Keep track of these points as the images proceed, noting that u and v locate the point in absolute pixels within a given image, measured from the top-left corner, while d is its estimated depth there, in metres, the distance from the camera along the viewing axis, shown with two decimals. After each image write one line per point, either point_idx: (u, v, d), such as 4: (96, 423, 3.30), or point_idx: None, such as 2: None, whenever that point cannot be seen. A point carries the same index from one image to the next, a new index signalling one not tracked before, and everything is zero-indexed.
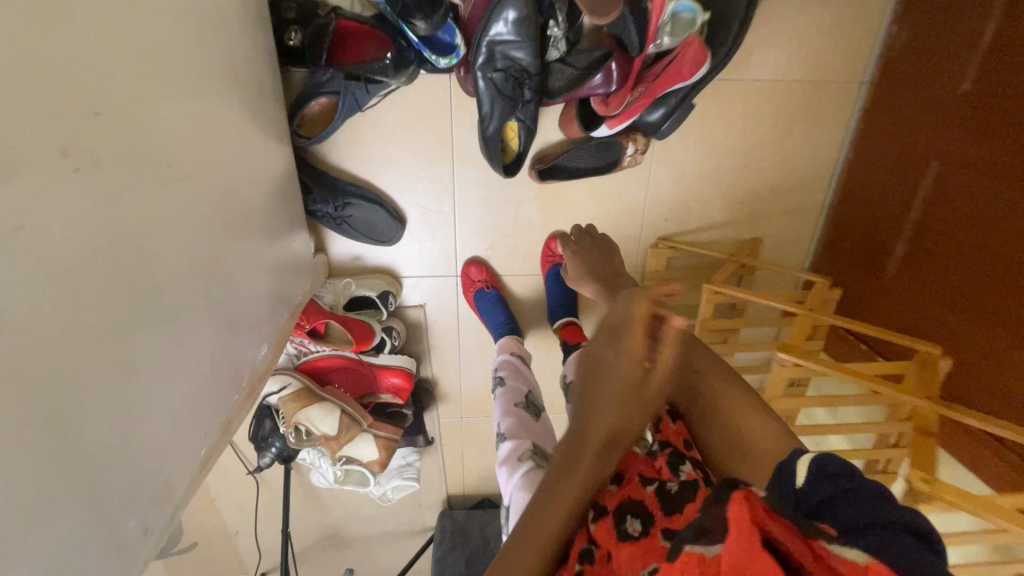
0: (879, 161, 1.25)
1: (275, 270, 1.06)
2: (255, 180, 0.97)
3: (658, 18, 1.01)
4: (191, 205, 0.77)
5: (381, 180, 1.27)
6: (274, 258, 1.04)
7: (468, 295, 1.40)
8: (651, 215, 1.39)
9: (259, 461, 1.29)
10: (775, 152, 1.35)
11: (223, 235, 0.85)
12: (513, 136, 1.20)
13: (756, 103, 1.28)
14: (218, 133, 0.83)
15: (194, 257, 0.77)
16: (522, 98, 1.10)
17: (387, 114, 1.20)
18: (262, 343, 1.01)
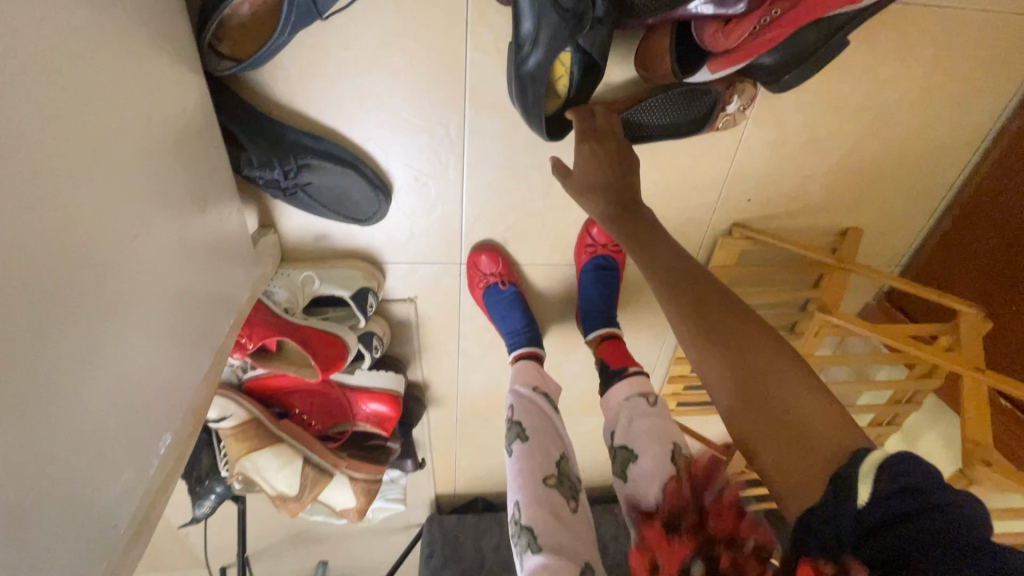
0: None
1: (208, 278, 0.68)
2: (153, 144, 0.56)
3: None
4: (27, 213, 0.38)
5: (356, 129, 0.85)
6: (196, 265, 0.65)
7: (474, 294, 1.05)
8: (730, 193, 1.02)
9: (194, 509, 0.96)
10: (913, 116, 0.97)
11: (92, 265, 0.46)
12: (562, 70, 0.77)
13: (911, 44, 0.88)
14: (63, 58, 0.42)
15: (41, 316, 0.40)
16: (591, 13, 0.67)
17: (367, 27, 0.76)
18: (174, 437, 0.59)
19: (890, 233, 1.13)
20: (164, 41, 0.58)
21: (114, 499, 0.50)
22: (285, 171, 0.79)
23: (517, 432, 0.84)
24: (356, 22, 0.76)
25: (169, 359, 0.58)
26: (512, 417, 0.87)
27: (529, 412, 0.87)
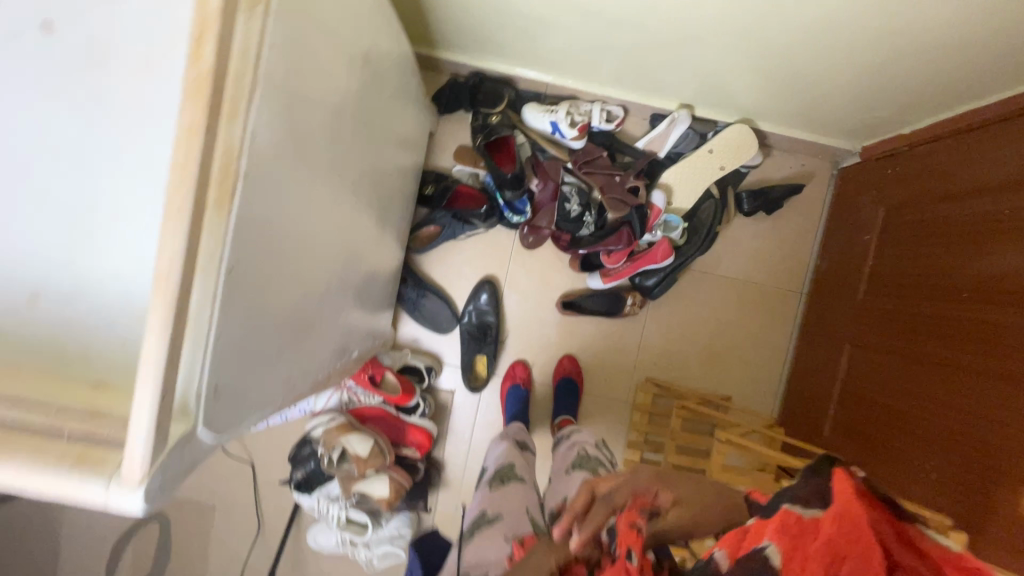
0: (808, 334, 1.73)
1: (369, 319, 1.53)
2: (387, 258, 1.52)
3: (654, 219, 1.64)
4: (365, 251, 1.33)
5: (451, 286, 1.80)
6: (374, 306, 1.52)
7: (504, 386, 1.77)
8: (642, 356, 1.80)
9: (291, 475, 1.58)
10: (738, 327, 1.80)
11: (364, 274, 1.35)
12: (483, 366, 1.77)
13: (726, 290, 1.80)
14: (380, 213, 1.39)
15: (355, 278, 1.29)
16: (487, 339, 1.76)
17: (468, 245, 1.79)
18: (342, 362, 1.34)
19: (751, 400, 1.80)
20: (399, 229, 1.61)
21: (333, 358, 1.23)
22: (416, 292, 1.76)
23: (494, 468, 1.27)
24: (466, 245, 1.79)
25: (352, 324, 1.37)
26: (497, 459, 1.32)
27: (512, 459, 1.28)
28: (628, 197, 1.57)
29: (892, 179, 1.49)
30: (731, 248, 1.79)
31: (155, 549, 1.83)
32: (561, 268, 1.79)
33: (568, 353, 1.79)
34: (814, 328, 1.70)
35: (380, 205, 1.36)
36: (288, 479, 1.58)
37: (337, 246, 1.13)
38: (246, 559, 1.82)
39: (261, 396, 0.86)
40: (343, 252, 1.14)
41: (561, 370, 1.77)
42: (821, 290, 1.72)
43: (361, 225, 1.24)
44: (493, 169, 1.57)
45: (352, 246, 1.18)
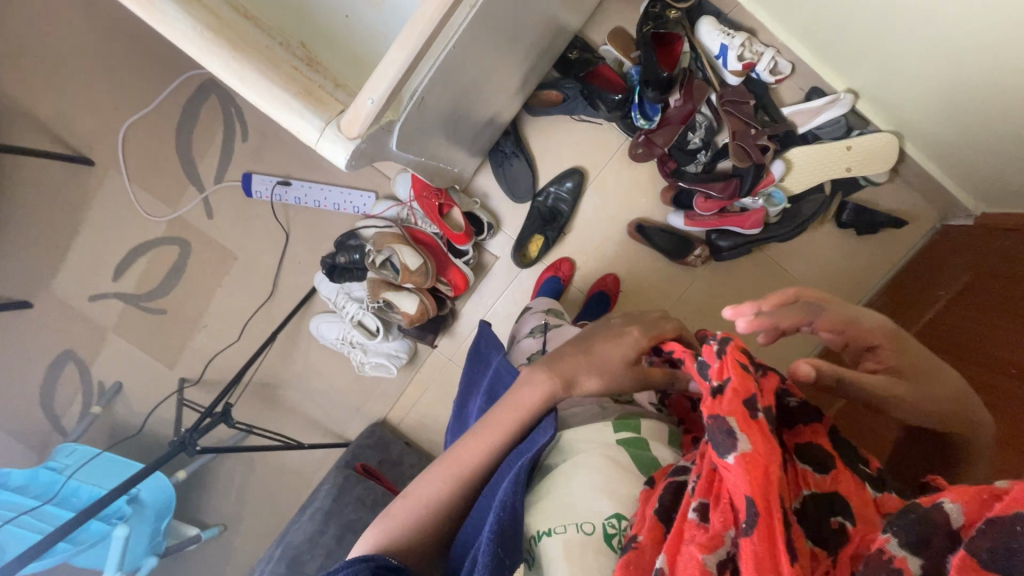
0: None
1: (469, 148, 1.52)
2: (509, 97, 1.49)
3: (763, 186, 1.63)
4: (507, 75, 1.30)
5: (541, 160, 1.78)
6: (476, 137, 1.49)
7: (544, 274, 1.78)
8: (678, 307, 1.85)
9: (333, 258, 1.65)
10: (773, 322, 1.85)
11: (493, 96, 1.30)
12: (534, 248, 1.76)
13: (781, 285, 1.83)
14: (537, 48, 1.36)
15: (487, 94, 1.26)
16: (552, 224, 1.76)
17: (575, 129, 1.76)
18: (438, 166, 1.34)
19: None
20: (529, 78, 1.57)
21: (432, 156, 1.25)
22: (510, 150, 1.73)
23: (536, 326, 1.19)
24: (575, 128, 1.76)
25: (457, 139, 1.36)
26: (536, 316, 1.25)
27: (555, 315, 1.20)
28: (756, 151, 1.56)
29: (989, 245, 1.50)
30: (807, 250, 1.81)
31: (167, 270, 1.88)
32: (648, 192, 1.78)
33: (615, 273, 1.81)
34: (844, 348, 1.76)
35: (540, 37, 1.30)
36: (328, 261, 1.65)
37: (503, 51, 1.10)
38: (245, 317, 1.89)
39: (410, 142, 0.96)
40: (502, 59, 1.12)
41: (603, 285, 1.79)
42: (866, 319, 1.76)
43: (525, 47, 1.21)
44: (649, 60, 1.51)
45: (509, 60, 1.15)
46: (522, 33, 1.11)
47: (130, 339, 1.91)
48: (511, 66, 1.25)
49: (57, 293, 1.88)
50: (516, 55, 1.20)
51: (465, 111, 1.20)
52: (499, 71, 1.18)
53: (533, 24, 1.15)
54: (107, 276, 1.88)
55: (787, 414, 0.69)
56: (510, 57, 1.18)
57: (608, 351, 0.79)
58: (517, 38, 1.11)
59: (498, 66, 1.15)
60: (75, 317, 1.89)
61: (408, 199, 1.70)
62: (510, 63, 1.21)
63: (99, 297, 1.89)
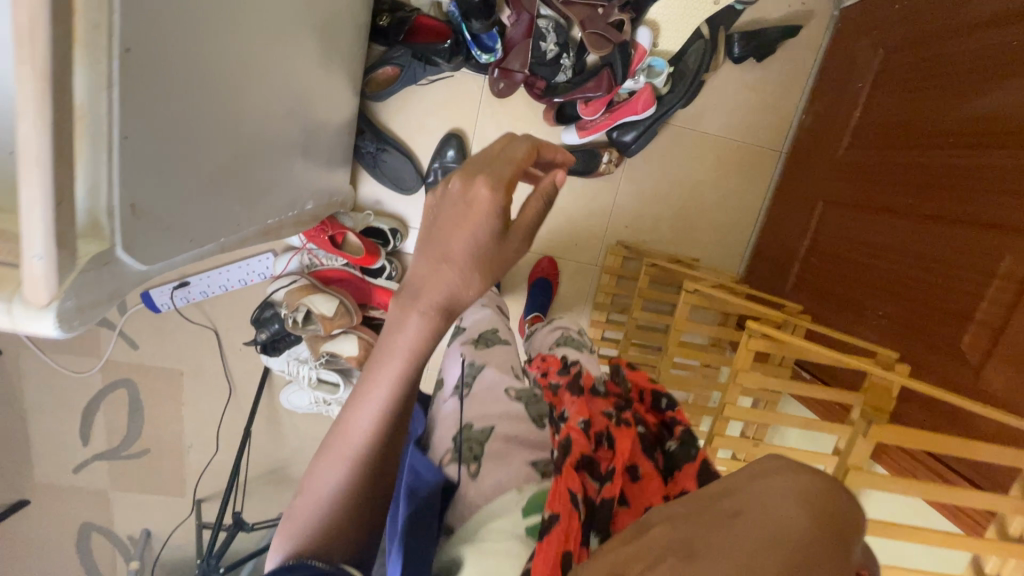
0: (790, 202, 1.64)
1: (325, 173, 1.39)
2: (336, 104, 1.34)
3: (638, 62, 1.48)
4: (313, 92, 1.15)
5: (413, 142, 1.64)
6: (326, 161, 1.36)
7: None
8: (614, 219, 1.75)
9: (255, 337, 1.52)
10: (714, 189, 1.75)
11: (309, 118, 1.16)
12: None
13: (705, 150, 1.71)
14: (332, 44, 1.20)
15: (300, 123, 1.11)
16: None
17: (430, 94, 1.60)
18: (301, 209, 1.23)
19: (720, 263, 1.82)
20: (351, 69, 1.40)
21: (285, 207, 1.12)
22: (375, 148, 1.57)
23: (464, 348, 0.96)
24: (430, 92, 1.60)
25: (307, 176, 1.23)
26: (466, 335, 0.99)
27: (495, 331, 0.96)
28: (612, 32, 1.39)
29: (892, 17, 1.35)
30: (715, 102, 1.67)
31: (125, 414, 1.83)
32: (533, 122, 1.65)
33: (547, 255, 1.76)
34: (797, 190, 1.62)
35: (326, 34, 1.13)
36: (252, 341, 1.52)
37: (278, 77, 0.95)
38: (220, 420, 1.86)
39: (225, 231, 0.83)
40: (288, 81, 0.99)
41: (540, 270, 1.75)
42: (809, 154, 1.60)
43: (307, 55, 1.05)
44: None
45: (292, 78, 1.00)
46: (294, 45, 0.98)
47: (131, 488, 1.91)
48: (312, 81, 1.11)
49: (40, 480, 1.87)
50: (306, 68, 1.06)
51: (288, 151, 1.08)
52: (296, 95, 1.04)
53: (303, 29, 1.00)
54: (75, 446, 1.85)
55: (668, 466, 0.64)
56: (302, 76, 1.05)
57: (453, 241, 0.55)
58: (291, 54, 0.97)
59: (292, 87, 1.01)
60: (70, 493, 1.89)
61: (304, 244, 1.59)
62: (305, 82, 1.07)
63: (80, 467, 1.87)
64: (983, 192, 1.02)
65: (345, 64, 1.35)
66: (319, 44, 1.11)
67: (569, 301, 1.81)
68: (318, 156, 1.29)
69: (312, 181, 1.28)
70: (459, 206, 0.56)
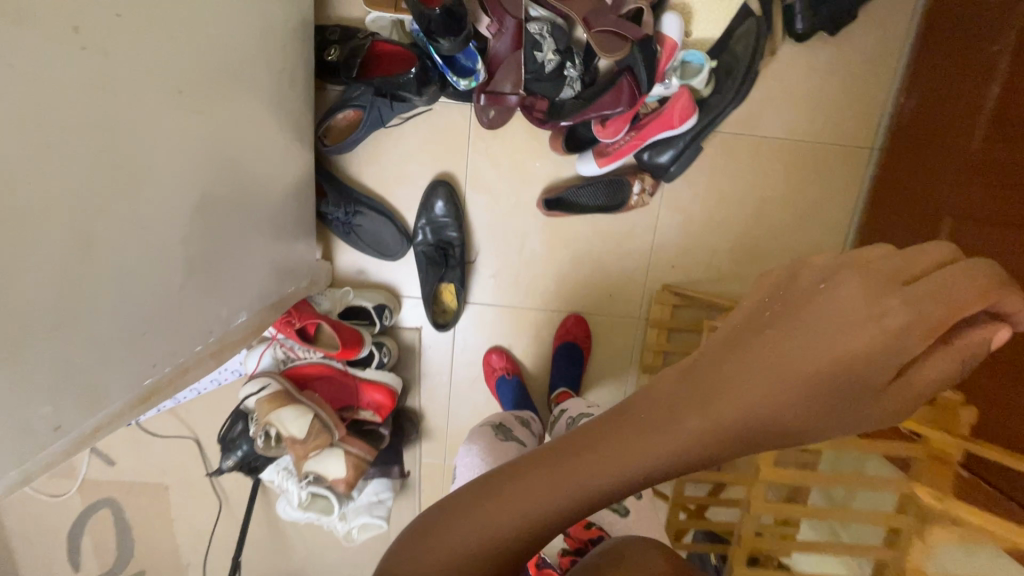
0: (929, 221, 1.11)
1: (279, 259, 1.09)
2: (277, 172, 1.03)
3: (667, 61, 1.10)
4: (226, 172, 0.83)
5: (393, 196, 1.32)
6: (274, 245, 1.05)
7: (488, 382, 1.40)
8: (657, 259, 1.37)
9: (222, 463, 1.25)
10: (785, 207, 1.34)
11: (224, 206, 0.85)
12: (450, 297, 1.36)
13: (768, 159, 1.31)
14: (252, 101, 0.89)
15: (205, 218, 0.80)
16: (448, 263, 1.33)
17: (407, 135, 1.28)
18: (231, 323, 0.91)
19: None
20: (296, 123, 1.10)
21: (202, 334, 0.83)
22: (345, 212, 1.27)
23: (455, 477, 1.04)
24: (406, 133, 1.27)
25: (240, 278, 0.93)
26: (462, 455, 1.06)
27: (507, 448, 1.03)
28: (627, 26, 1.03)
29: None
30: (777, 96, 1.26)
31: (113, 535, 1.61)
32: (538, 153, 1.29)
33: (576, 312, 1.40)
34: (936, 197, 1.09)
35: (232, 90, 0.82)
36: (219, 467, 1.26)
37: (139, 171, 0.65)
38: (215, 534, 1.61)
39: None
40: (163, 172, 0.68)
41: (567, 333, 1.40)
42: (947, 142, 1.08)
43: (203, 130, 0.75)
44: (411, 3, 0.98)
45: (171, 165, 0.69)
46: (164, 121, 0.67)
47: None
48: (219, 159, 0.81)
49: None
50: (201, 146, 0.75)
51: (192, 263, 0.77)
52: (186, 188, 0.73)
53: (179, 95, 0.69)
54: None
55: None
56: (195, 159, 0.74)
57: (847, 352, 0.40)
58: (158, 134, 0.66)
59: (176, 180, 0.71)
60: None
61: (274, 334, 1.29)
62: (203, 164, 0.77)
63: None
64: (942, 196, 1.07)
65: (286, 120, 1.05)
66: (224, 108, 0.80)
67: (610, 367, 1.43)
68: (255, 245, 0.98)
69: (248, 280, 0.97)
70: (831, 290, 0.41)
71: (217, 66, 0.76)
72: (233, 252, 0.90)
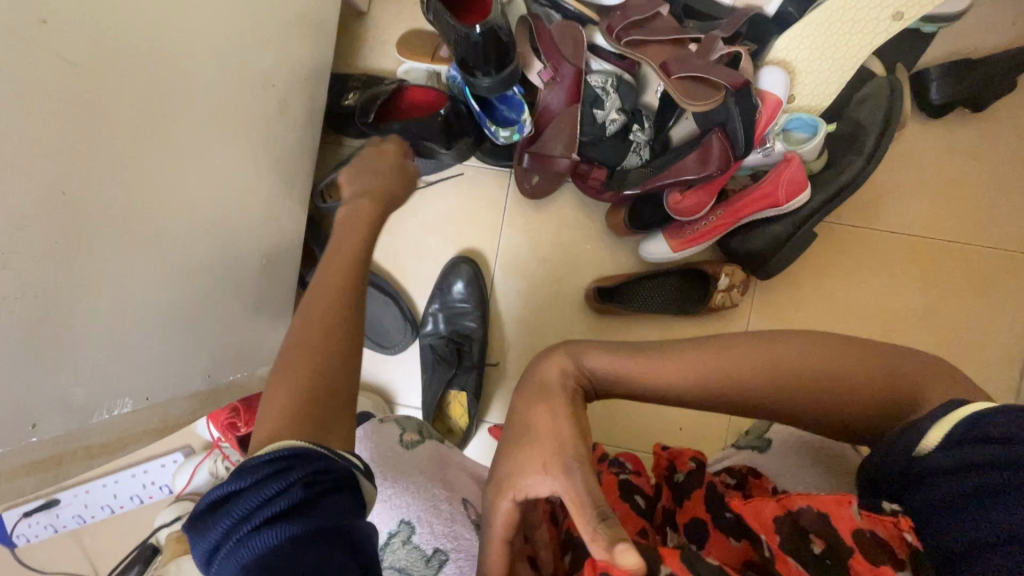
0: None
1: (237, 341, 0.79)
2: (255, 221, 0.78)
3: (767, 120, 0.86)
4: (168, 195, 0.56)
5: (405, 274, 1.05)
6: (229, 315, 0.76)
7: None
8: None
9: None
10: (922, 325, 0.98)
11: (160, 241, 0.57)
12: (459, 413, 1.01)
13: (895, 260, 0.99)
14: (237, 118, 0.66)
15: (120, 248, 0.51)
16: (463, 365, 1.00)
17: (430, 201, 1.04)
18: (131, 416, 0.58)
19: None
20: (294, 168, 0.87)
21: (6, 438, 0.45)
22: None
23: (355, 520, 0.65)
24: (429, 199, 1.04)
25: (149, 351, 0.59)
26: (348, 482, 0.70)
27: (412, 449, 0.69)
28: (720, 70, 0.81)
29: None
30: (903, 183, 0.98)
31: None
32: (591, 233, 1.02)
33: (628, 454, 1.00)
34: None
35: (200, 90, 0.58)
36: None
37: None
38: None
39: None
40: (31, 165, 0.41)
41: None
42: None
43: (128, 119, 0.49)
44: (448, 26, 0.79)
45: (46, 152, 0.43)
46: (51, 85, 0.42)
47: None
48: (159, 177, 0.54)
49: None
50: (128, 147, 0.50)
51: (67, 302, 0.47)
52: (80, 200, 0.46)
53: (92, 57, 0.45)
54: None
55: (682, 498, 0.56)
56: (107, 160, 0.48)
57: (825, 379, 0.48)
58: (29, 101, 0.41)
59: (50, 182, 0.43)
60: None
61: (217, 440, 0.95)
62: (129, 175, 0.50)
63: None
64: None
65: (282, 160, 0.81)
66: (182, 108, 0.56)
67: None
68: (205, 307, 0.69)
69: (182, 352, 0.66)
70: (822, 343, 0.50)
71: (182, 49, 0.54)
72: (163, 319, 0.60)
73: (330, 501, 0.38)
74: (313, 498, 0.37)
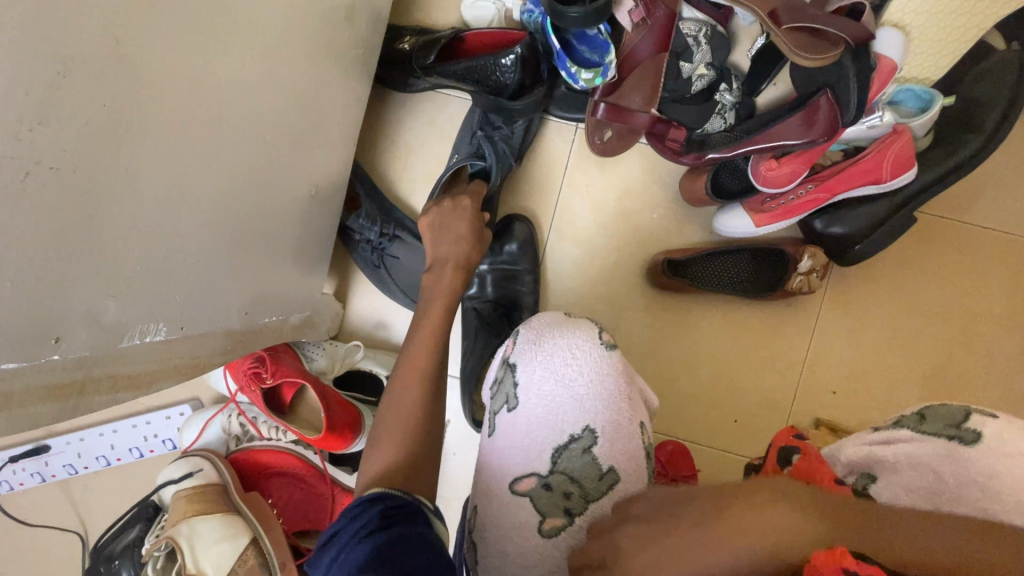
0: None
1: (275, 282, 0.69)
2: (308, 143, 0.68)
3: (880, 87, 0.77)
4: (229, 84, 0.47)
5: None
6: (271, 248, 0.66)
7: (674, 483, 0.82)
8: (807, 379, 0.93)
9: None
10: (1002, 329, 0.91)
11: (213, 141, 0.47)
12: None
13: (981, 258, 0.91)
14: (303, 17, 0.56)
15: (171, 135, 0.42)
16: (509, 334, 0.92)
17: None
18: (164, 346, 0.49)
19: None
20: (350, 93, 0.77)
21: (24, 349, 0.36)
22: (382, 233, 0.90)
23: (512, 398, 0.60)
24: None
25: (191, 270, 0.50)
26: (507, 359, 0.63)
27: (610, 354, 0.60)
28: (842, 20, 0.70)
29: None
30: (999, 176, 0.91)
31: None
32: (661, 202, 0.93)
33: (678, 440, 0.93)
34: None
35: None
36: None
37: None
38: None
39: None
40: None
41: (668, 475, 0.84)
42: None
43: None
44: None
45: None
46: None
47: None
48: (220, 61, 0.45)
49: None
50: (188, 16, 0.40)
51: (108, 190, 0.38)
52: (129, 64, 0.37)
53: None
54: None
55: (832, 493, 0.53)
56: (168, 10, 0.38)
57: None
58: None
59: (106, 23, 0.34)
60: None
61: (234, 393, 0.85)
62: (186, 50, 0.41)
63: None
64: None
65: (342, 81, 0.71)
66: None
67: None
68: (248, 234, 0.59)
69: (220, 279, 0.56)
70: None
71: None
72: (207, 238, 0.50)
73: (406, 531, 0.47)
74: (391, 527, 0.47)
